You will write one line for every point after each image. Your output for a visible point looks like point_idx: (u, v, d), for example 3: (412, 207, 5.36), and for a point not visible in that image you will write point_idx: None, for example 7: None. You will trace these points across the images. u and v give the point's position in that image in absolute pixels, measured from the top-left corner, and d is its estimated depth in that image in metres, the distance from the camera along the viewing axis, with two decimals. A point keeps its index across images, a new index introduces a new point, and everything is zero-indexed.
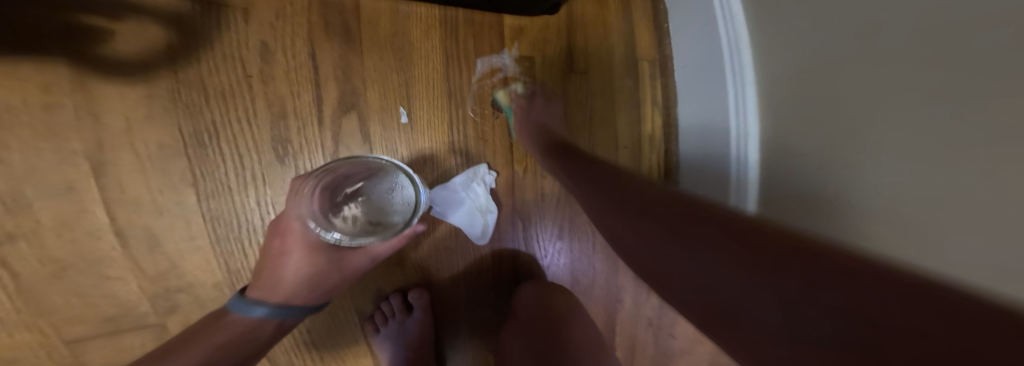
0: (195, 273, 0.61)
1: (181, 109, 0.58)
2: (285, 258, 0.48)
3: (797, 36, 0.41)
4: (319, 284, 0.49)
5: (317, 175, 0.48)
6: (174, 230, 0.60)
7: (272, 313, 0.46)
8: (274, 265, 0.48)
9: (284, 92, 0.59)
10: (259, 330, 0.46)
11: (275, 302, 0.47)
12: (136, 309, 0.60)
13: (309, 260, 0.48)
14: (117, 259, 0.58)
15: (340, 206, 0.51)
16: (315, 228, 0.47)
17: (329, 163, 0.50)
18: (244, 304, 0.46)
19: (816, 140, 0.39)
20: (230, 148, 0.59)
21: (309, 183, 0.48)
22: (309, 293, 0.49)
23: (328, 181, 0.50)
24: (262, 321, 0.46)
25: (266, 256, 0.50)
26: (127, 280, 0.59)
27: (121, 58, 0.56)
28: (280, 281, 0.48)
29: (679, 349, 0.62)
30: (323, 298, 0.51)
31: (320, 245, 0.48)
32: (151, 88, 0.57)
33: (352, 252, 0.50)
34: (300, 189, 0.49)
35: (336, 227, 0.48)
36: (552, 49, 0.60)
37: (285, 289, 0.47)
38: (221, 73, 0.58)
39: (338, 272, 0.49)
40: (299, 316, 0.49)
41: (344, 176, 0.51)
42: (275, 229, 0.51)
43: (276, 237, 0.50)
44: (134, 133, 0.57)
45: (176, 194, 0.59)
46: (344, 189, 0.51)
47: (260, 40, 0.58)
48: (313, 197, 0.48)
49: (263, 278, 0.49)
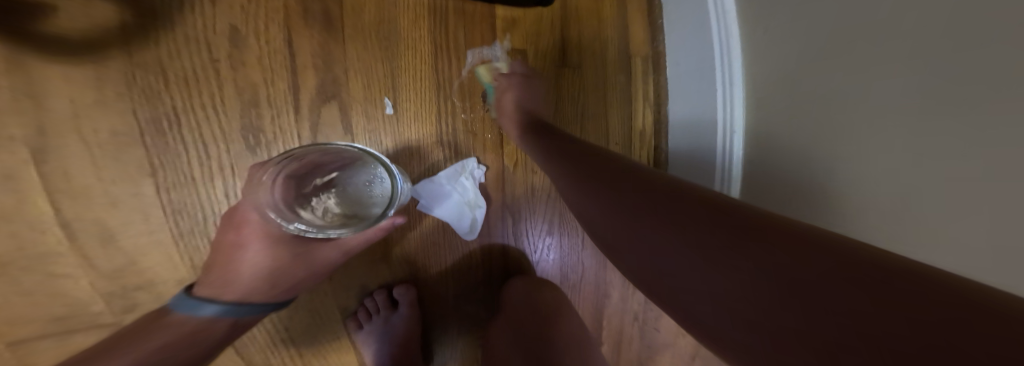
0: (157, 270, 0.56)
1: (136, 93, 0.52)
2: (241, 252, 0.46)
3: (778, 35, 0.41)
4: (281, 282, 0.47)
5: (280, 161, 0.44)
6: (130, 224, 0.54)
7: (223, 311, 0.44)
8: (230, 260, 0.46)
9: (257, 79, 0.55)
10: (210, 329, 0.43)
11: (229, 299, 0.44)
12: (88, 309, 0.55)
13: (269, 254, 0.46)
14: (63, 254, 0.53)
15: (308, 198, 0.47)
16: (276, 219, 0.42)
17: (294, 149, 0.46)
18: (192, 302, 0.44)
19: (799, 139, 0.40)
20: (195, 138, 0.54)
21: (270, 170, 0.43)
22: (269, 290, 0.47)
23: (294, 169, 0.45)
24: (213, 320, 0.43)
25: (220, 249, 0.47)
26: (76, 278, 0.54)
27: (63, 36, 0.50)
28: (237, 277, 0.46)
29: (662, 343, 0.64)
30: (288, 295, 0.49)
31: (280, 239, 0.46)
32: (100, 70, 0.52)
33: (321, 245, 0.48)
34: (258, 177, 0.44)
35: (302, 218, 0.44)
36: (545, 43, 0.60)
37: (240, 286, 0.45)
38: (184, 57, 0.53)
39: (304, 266, 0.48)
40: (258, 313, 0.47)
41: (312, 165, 0.47)
42: (230, 222, 0.48)
43: (230, 230, 0.48)
44: (80, 118, 0.52)
45: (133, 186, 0.54)
46: (313, 180, 0.48)
47: (230, 24, 0.54)
48: (275, 185, 0.43)
49: (213, 275, 0.46)
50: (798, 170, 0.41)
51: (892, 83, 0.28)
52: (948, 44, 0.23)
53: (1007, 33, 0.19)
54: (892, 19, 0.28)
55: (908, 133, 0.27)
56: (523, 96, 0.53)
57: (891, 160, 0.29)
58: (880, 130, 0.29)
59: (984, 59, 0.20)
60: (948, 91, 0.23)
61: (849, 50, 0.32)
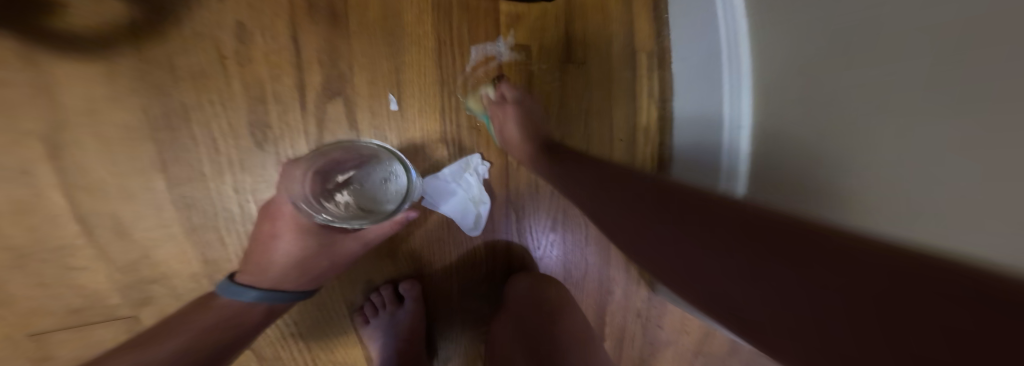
0: (170, 264, 0.57)
1: (147, 90, 0.53)
2: (274, 241, 0.47)
3: (785, 27, 0.40)
4: (310, 270, 0.48)
5: (312, 157, 0.47)
6: (143, 218, 0.56)
7: (262, 297, 0.46)
8: (263, 248, 0.48)
9: (263, 75, 0.55)
10: (249, 313, 0.45)
11: (264, 286, 0.46)
12: (105, 301, 0.56)
13: (299, 243, 0.47)
14: (80, 247, 0.55)
15: (332, 193, 0.48)
16: (305, 209, 0.44)
17: (323, 146, 0.48)
18: (233, 288, 0.46)
19: (809, 133, 0.38)
20: (204, 134, 0.55)
21: (302, 165, 0.47)
22: (298, 279, 0.48)
23: (323, 165, 0.47)
24: (252, 304, 0.45)
25: (254, 240, 0.49)
26: (94, 270, 0.55)
27: (75, 34, 0.51)
28: (268, 265, 0.47)
29: (665, 339, 0.64)
30: (314, 284, 0.50)
31: (311, 230, 0.47)
32: (111, 67, 0.52)
33: (345, 236, 0.49)
34: (291, 171, 0.47)
35: (327, 209, 0.45)
36: (549, 37, 0.59)
37: (272, 274, 0.47)
38: (192, 54, 0.54)
39: (331, 257, 0.49)
40: (288, 302, 0.48)
41: (335, 162, 0.48)
42: (263, 213, 0.50)
43: (264, 221, 0.49)
44: (94, 114, 0.53)
45: (145, 181, 0.55)
46: (336, 175, 0.49)
47: (236, 21, 0.54)
48: (305, 179, 0.46)
49: (250, 264, 0.48)
50: (805, 166, 0.40)
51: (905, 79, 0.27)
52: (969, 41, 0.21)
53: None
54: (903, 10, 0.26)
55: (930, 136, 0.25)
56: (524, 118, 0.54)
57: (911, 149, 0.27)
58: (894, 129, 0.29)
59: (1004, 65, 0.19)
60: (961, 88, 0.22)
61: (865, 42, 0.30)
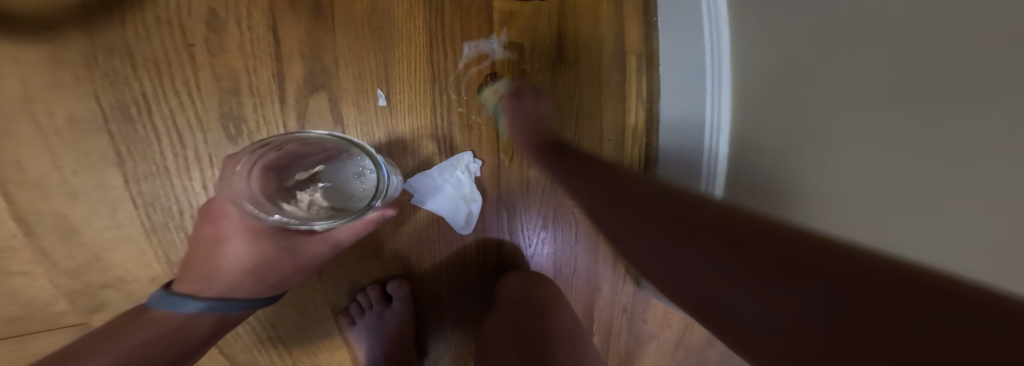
0: (127, 267, 0.52)
1: (100, 78, 0.49)
2: (222, 245, 0.44)
3: (762, 40, 0.44)
4: (265, 276, 0.46)
5: (258, 151, 0.42)
6: (94, 218, 0.51)
7: (206, 308, 0.42)
8: (209, 253, 0.44)
9: (237, 65, 0.52)
10: (195, 326, 0.42)
11: (208, 295, 0.43)
12: (48, 309, 0.51)
13: (251, 248, 0.44)
14: (19, 250, 0.49)
15: (291, 191, 0.45)
16: (254, 211, 0.40)
17: (273, 139, 0.44)
18: (172, 299, 0.42)
19: (777, 132, 0.42)
20: (168, 126, 0.51)
21: (245, 160, 0.42)
22: (252, 285, 0.45)
23: (271, 160, 0.43)
24: (197, 316, 0.42)
25: (198, 244, 0.45)
26: (35, 275, 0.50)
27: (13, 13, 0.46)
28: (214, 272, 0.44)
29: (652, 334, 0.66)
30: (274, 290, 0.48)
31: (266, 232, 0.44)
32: (57, 51, 0.47)
33: (308, 238, 0.46)
34: (233, 167, 0.42)
35: (285, 210, 0.42)
36: (543, 37, 0.60)
37: (223, 281, 0.44)
38: (155, 40, 0.49)
39: (291, 260, 0.46)
40: (242, 310, 0.46)
41: (294, 156, 0.45)
42: (208, 214, 0.46)
43: (208, 223, 0.46)
44: (36, 104, 0.48)
45: (98, 177, 0.50)
46: (295, 172, 0.46)
47: (207, 6, 0.50)
48: (251, 176, 0.41)
49: (193, 272, 0.44)
50: (773, 170, 0.43)
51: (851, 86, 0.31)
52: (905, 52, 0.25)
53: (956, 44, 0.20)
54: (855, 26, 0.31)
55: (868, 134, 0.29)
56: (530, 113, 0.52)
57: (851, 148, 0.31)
58: (841, 131, 0.33)
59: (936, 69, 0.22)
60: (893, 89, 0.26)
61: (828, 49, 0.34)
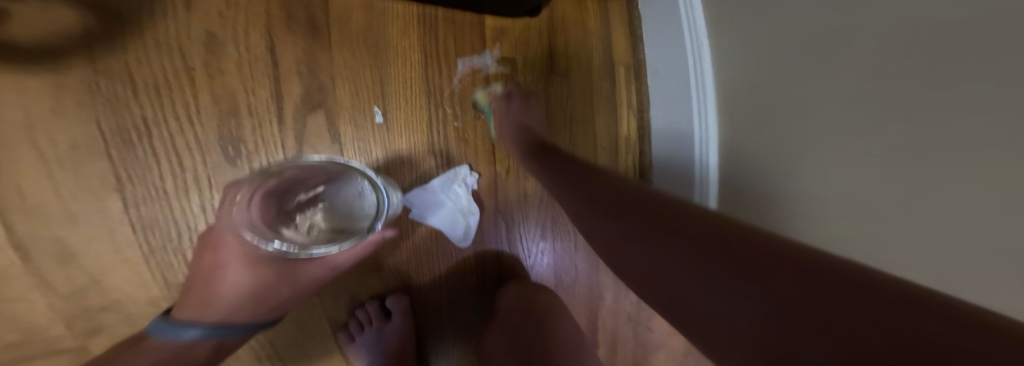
0: (125, 290, 0.52)
1: (101, 104, 0.50)
2: (220, 273, 0.44)
3: (742, 51, 0.45)
4: (264, 300, 0.45)
5: (258, 180, 0.44)
6: (93, 242, 0.51)
7: (205, 334, 0.42)
8: (210, 280, 0.45)
9: (235, 87, 0.53)
10: (192, 353, 0.42)
11: (209, 322, 0.43)
12: (45, 334, 0.50)
13: (249, 274, 0.44)
14: (17, 276, 0.49)
15: (291, 215, 0.45)
16: (254, 239, 0.42)
17: (272, 166, 0.45)
18: (170, 327, 0.42)
19: (766, 143, 0.43)
20: (167, 149, 0.52)
21: (245, 190, 0.44)
22: (252, 309, 0.45)
23: (271, 188, 0.44)
24: (194, 343, 0.42)
25: (198, 272, 0.46)
26: (32, 300, 0.49)
27: (18, 44, 0.47)
28: (214, 299, 0.44)
29: (658, 342, 0.66)
30: (271, 314, 0.47)
31: (263, 258, 0.44)
32: (60, 79, 0.48)
33: (309, 262, 0.46)
34: (233, 198, 0.44)
35: (283, 236, 0.43)
36: (534, 51, 0.61)
37: (219, 308, 0.44)
38: (155, 66, 0.51)
39: (290, 283, 0.45)
40: (240, 335, 0.45)
41: (293, 181, 0.46)
42: (208, 242, 0.47)
43: (207, 251, 0.46)
44: (37, 131, 0.48)
45: (97, 201, 0.50)
46: (296, 195, 0.46)
47: (205, 31, 0.52)
48: (251, 204, 0.43)
49: (191, 299, 0.44)
50: (763, 176, 0.44)
51: (845, 94, 0.32)
52: (903, 63, 0.26)
53: (959, 64, 0.21)
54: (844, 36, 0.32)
55: (868, 148, 0.29)
56: (520, 119, 0.53)
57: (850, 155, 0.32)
58: (834, 137, 0.33)
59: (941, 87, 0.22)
60: (894, 97, 0.27)
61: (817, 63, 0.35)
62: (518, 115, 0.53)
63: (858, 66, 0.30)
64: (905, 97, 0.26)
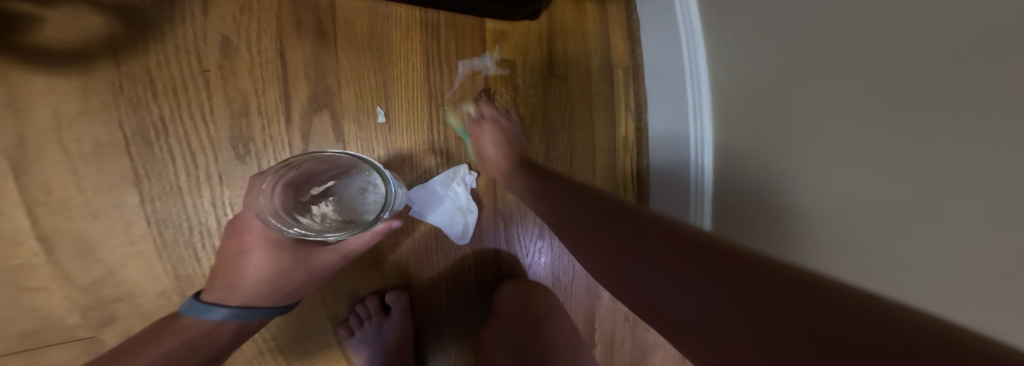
0: (137, 281, 0.54)
1: (123, 104, 0.52)
2: (244, 258, 0.46)
3: (740, 53, 0.45)
4: (283, 287, 0.47)
5: (277, 170, 0.44)
6: (110, 235, 0.53)
7: (233, 314, 0.44)
8: (233, 265, 0.46)
9: (246, 88, 0.55)
10: (217, 333, 0.43)
11: (234, 304, 0.44)
12: (62, 323, 0.53)
13: (272, 259, 0.45)
14: (39, 266, 0.51)
15: (307, 206, 0.46)
16: (276, 225, 0.42)
17: (292, 158, 0.46)
18: (199, 307, 0.44)
19: (765, 144, 0.43)
20: (181, 147, 0.54)
21: (268, 178, 0.43)
22: (273, 295, 0.47)
23: (291, 178, 0.45)
24: (219, 324, 0.43)
25: (223, 256, 0.47)
26: (52, 290, 0.52)
27: (50, 48, 0.50)
28: (239, 283, 0.45)
29: (656, 344, 0.65)
30: (289, 300, 0.49)
31: (284, 244, 0.46)
32: (87, 81, 0.51)
33: (322, 249, 0.47)
34: (259, 186, 0.44)
35: (301, 223, 0.43)
36: (534, 54, 0.62)
37: (244, 291, 0.45)
38: (173, 68, 0.53)
39: (306, 271, 0.47)
40: (262, 317, 0.47)
41: (310, 173, 0.47)
42: (233, 230, 0.49)
43: (232, 238, 0.48)
44: (64, 129, 0.51)
45: (115, 196, 0.53)
46: (311, 188, 0.48)
47: (221, 35, 0.54)
48: (273, 192, 0.43)
49: (219, 281, 0.46)
50: (762, 179, 0.44)
51: (852, 95, 0.31)
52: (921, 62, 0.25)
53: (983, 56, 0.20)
54: (852, 36, 0.31)
55: (881, 146, 0.29)
56: (500, 136, 0.55)
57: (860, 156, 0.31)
58: (842, 138, 0.33)
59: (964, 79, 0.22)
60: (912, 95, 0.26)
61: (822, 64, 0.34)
62: (500, 132, 0.56)
63: (869, 66, 0.29)
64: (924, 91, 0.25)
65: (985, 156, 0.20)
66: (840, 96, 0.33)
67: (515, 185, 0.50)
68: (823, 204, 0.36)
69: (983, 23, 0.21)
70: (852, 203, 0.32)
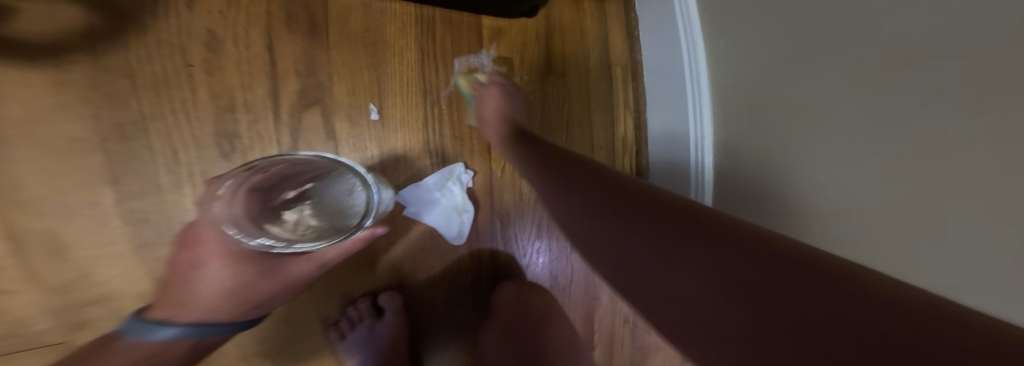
0: (114, 283, 0.52)
1: (101, 98, 0.50)
2: (200, 271, 0.44)
3: (741, 49, 0.45)
4: (246, 299, 0.45)
5: (242, 173, 0.40)
6: (85, 235, 0.51)
7: (184, 333, 0.42)
8: (188, 278, 0.44)
9: (234, 83, 0.53)
10: (169, 351, 0.42)
11: (189, 320, 0.43)
12: (30, 328, 0.50)
13: (229, 272, 0.43)
14: (6, 269, 0.48)
15: (277, 212, 0.44)
16: (238, 235, 0.39)
17: (258, 160, 0.42)
18: (146, 326, 0.42)
19: (767, 144, 0.43)
20: (163, 143, 0.52)
21: (228, 183, 0.40)
22: (233, 309, 0.45)
23: (257, 182, 0.41)
24: (170, 342, 0.42)
25: (177, 268, 0.45)
26: (20, 293, 0.49)
27: (23, 39, 0.47)
28: (192, 299, 0.44)
29: (654, 344, 0.65)
30: (254, 314, 0.47)
31: (244, 258, 0.43)
32: (62, 74, 0.49)
33: (295, 259, 0.46)
34: (217, 189, 0.40)
35: (269, 232, 0.42)
36: (531, 52, 0.62)
37: (199, 307, 0.44)
38: (156, 62, 0.51)
39: (272, 282, 0.45)
40: (219, 334, 0.46)
41: (281, 175, 0.44)
42: (188, 239, 0.46)
43: (188, 249, 0.45)
44: (36, 124, 0.48)
45: (91, 194, 0.50)
46: (282, 192, 0.45)
47: (207, 29, 0.52)
48: (234, 199, 0.39)
49: (170, 296, 0.44)
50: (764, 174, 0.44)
51: (851, 91, 0.32)
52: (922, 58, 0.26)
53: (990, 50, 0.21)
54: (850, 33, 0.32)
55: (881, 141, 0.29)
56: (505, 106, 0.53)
57: (861, 151, 0.31)
58: (842, 134, 0.33)
59: (976, 82, 0.22)
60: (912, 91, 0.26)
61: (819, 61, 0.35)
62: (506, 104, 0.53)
63: (870, 62, 0.30)
64: (933, 93, 0.25)
65: (996, 151, 0.20)
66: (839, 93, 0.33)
67: (505, 154, 0.50)
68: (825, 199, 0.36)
69: (993, 25, 0.20)
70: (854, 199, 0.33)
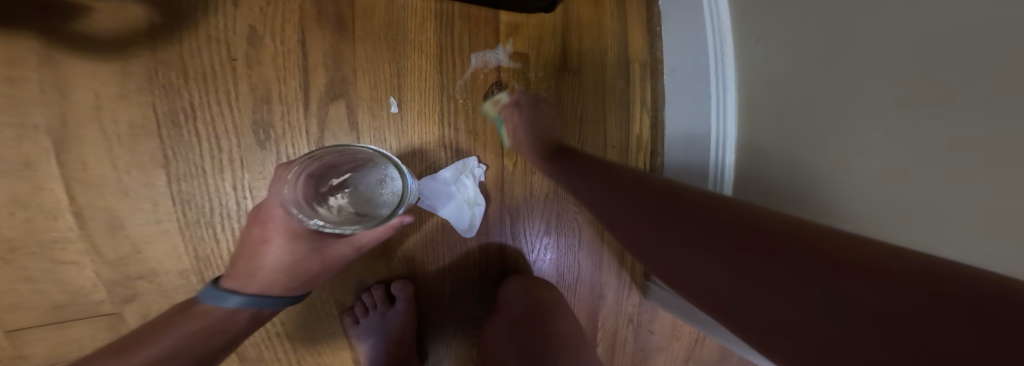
0: (160, 260, 0.57)
1: (157, 89, 0.55)
2: (266, 245, 0.46)
3: (768, 45, 0.43)
4: (299, 276, 0.48)
5: (302, 162, 0.44)
6: (140, 213, 0.56)
7: (246, 303, 0.45)
8: (254, 253, 0.47)
9: (270, 76, 0.57)
10: (233, 320, 0.45)
11: (251, 292, 0.46)
12: (88, 297, 0.56)
13: (291, 249, 0.46)
14: (72, 240, 0.54)
15: (326, 197, 0.47)
16: (297, 215, 0.42)
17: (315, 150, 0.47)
18: (219, 293, 0.45)
19: (793, 141, 0.41)
20: (206, 132, 0.56)
21: (295, 168, 0.44)
22: (287, 283, 0.47)
23: (314, 169, 0.45)
24: (235, 311, 0.45)
25: (246, 244, 0.48)
26: (83, 265, 0.55)
27: (96, 35, 0.53)
28: (258, 271, 0.46)
29: (658, 346, 0.64)
30: (302, 289, 0.49)
31: (302, 234, 0.46)
32: (126, 66, 0.54)
33: (337, 241, 0.48)
34: (284, 176, 0.45)
35: (320, 215, 0.44)
36: (547, 47, 0.62)
37: (262, 279, 0.46)
38: (204, 56, 0.55)
39: (320, 261, 0.48)
40: (275, 307, 0.48)
41: (330, 165, 0.47)
42: (256, 217, 0.50)
43: (255, 226, 0.49)
44: (103, 111, 0.54)
45: (145, 176, 0.56)
46: (330, 179, 0.48)
47: (248, 24, 0.56)
48: (298, 183, 0.44)
49: (238, 268, 0.47)
50: (790, 178, 0.42)
51: (880, 90, 0.30)
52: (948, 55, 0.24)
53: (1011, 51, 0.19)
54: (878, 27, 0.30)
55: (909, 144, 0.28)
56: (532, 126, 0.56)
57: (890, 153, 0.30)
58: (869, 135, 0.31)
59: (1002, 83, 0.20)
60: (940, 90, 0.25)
61: (846, 56, 0.33)
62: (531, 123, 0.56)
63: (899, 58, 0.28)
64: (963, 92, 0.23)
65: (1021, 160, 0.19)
66: (865, 91, 0.31)
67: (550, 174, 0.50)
68: (851, 205, 0.34)
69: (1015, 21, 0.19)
70: (879, 205, 0.31)
